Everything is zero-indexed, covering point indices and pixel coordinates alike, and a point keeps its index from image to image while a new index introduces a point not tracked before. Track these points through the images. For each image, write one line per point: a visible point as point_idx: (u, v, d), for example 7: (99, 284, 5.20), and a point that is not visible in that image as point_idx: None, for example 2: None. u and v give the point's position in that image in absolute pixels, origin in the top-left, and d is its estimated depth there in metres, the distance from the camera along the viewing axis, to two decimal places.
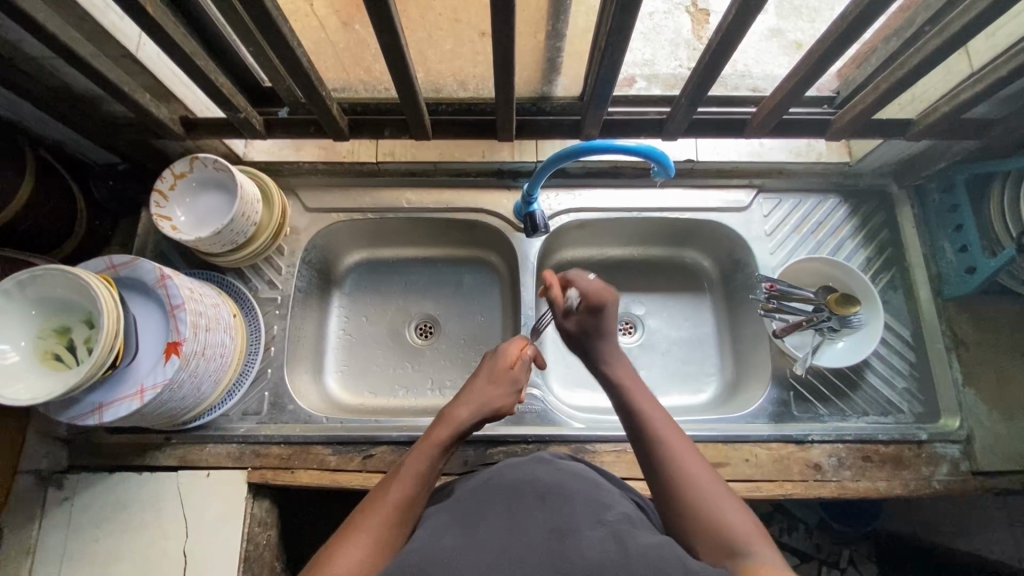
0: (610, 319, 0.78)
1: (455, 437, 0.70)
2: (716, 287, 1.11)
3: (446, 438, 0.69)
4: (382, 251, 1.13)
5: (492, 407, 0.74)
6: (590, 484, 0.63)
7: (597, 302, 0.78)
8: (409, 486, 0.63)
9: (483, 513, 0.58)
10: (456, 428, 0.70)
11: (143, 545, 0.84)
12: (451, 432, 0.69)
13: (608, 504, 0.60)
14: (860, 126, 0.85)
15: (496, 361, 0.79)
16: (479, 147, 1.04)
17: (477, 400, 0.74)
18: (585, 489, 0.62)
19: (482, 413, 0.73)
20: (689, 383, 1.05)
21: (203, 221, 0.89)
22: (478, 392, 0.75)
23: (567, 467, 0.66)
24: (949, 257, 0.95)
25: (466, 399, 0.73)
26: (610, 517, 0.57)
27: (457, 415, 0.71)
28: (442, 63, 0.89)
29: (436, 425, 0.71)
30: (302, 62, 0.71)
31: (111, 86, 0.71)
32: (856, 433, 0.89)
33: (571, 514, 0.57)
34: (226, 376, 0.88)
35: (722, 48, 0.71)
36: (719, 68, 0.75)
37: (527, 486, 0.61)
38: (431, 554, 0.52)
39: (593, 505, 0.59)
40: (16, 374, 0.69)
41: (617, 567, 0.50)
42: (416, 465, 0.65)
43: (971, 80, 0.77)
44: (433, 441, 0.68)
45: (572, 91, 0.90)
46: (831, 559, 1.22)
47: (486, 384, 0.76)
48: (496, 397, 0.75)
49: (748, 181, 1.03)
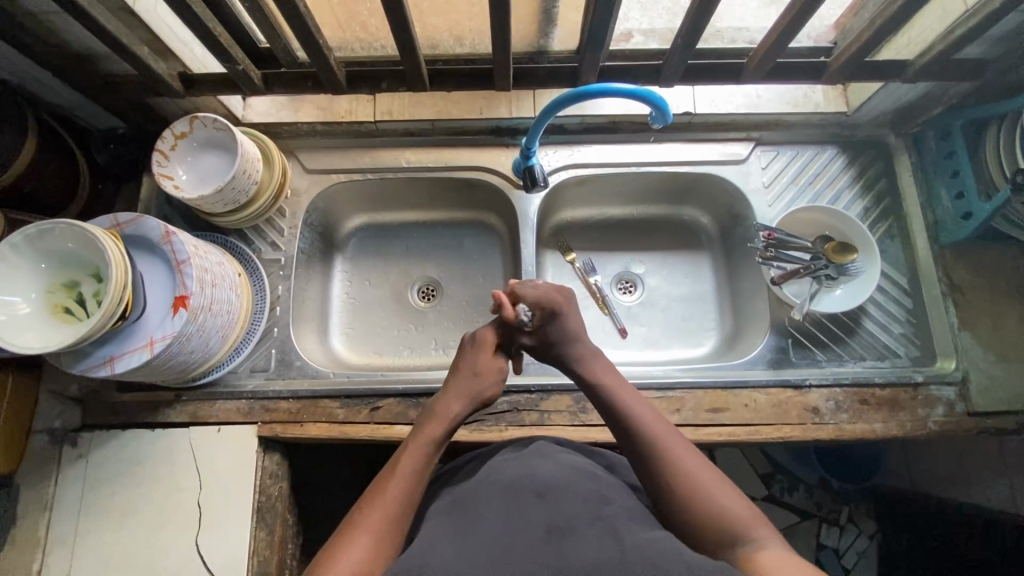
0: (569, 322, 0.83)
1: (449, 432, 0.74)
2: (714, 243, 1.12)
3: (439, 435, 0.73)
4: (383, 215, 1.13)
5: (482, 397, 0.79)
6: (589, 479, 0.67)
7: (552, 308, 0.82)
8: (406, 485, 0.67)
9: (486, 511, 0.63)
10: (447, 422, 0.75)
11: (159, 499, 0.86)
12: (444, 428, 0.74)
13: (607, 498, 0.64)
14: (857, 67, 0.85)
15: (475, 355, 0.82)
16: (477, 103, 1.02)
17: (467, 393, 0.78)
18: (584, 484, 0.66)
19: (473, 404, 0.78)
20: (689, 338, 1.07)
21: (204, 180, 0.90)
22: (468, 386, 0.79)
23: (566, 462, 0.71)
24: (945, 203, 0.95)
25: (454, 396, 0.78)
26: (608, 511, 0.62)
27: (447, 411, 0.76)
28: (438, 16, 0.91)
29: (429, 422, 0.74)
30: (298, 5, 0.71)
31: (109, 37, 0.72)
32: (853, 377, 0.91)
33: (570, 509, 0.61)
34: (233, 333, 0.90)
35: (704, 4, 0.73)
36: (701, 28, 0.78)
37: (526, 484, 0.66)
38: (431, 555, 0.56)
39: (592, 500, 0.63)
40: (28, 325, 0.70)
41: (614, 562, 0.53)
42: (412, 462, 0.69)
43: (965, 16, 0.77)
44: (428, 437, 0.72)
45: (568, 44, 0.91)
46: (831, 516, 1.24)
47: (472, 378, 0.80)
48: (485, 389, 0.79)
49: (745, 134, 1.03)
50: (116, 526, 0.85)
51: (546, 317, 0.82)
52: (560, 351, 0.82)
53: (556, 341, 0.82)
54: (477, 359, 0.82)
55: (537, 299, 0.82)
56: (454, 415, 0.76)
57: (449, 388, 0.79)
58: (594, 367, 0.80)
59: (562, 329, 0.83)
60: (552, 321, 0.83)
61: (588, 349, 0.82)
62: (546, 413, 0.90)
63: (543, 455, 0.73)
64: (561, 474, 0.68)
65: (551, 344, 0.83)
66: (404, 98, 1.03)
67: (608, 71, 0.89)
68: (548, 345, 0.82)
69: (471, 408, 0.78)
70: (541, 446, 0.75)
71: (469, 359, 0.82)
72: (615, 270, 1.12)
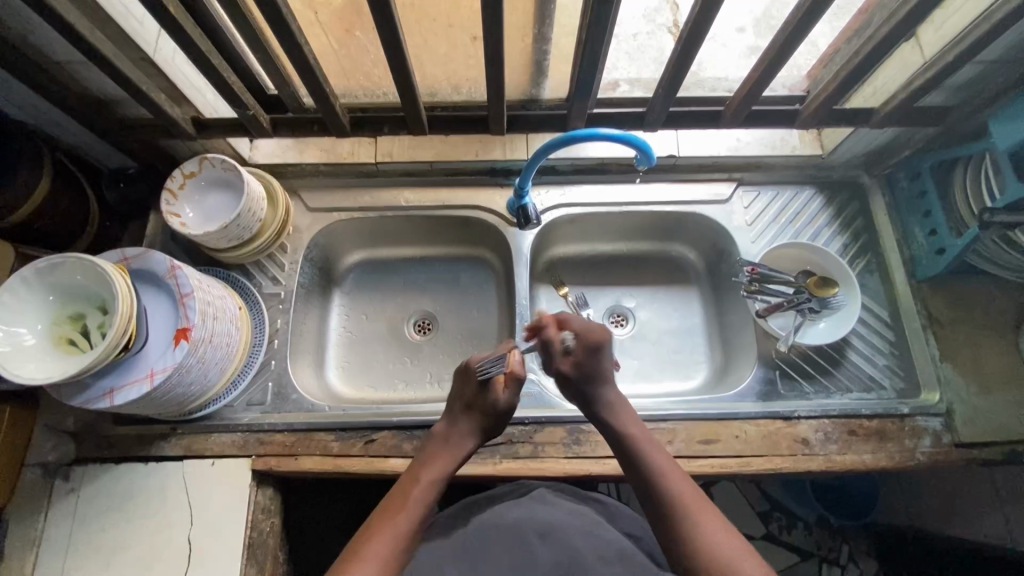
0: (606, 360, 0.86)
1: (455, 468, 0.78)
2: (703, 278, 1.16)
3: (452, 466, 0.78)
4: (382, 251, 1.17)
5: (492, 429, 0.84)
6: (590, 525, 0.70)
7: (594, 342, 0.85)
8: (417, 515, 0.71)
9: (487, 556, 0.65)
10: (458, 455, 0.79)
11: (149, 535, 0.85)
12: (455, 462, 0.78)
13: (609, 541, 0.67)
14: (826, 113, 0.92)
15: (481, 390, 0.83)
16: (473, 146, 1.09)
17: (474, 429, 0.82)
18: (586, 529, 0.69)
19: (484, 434, 0.83)
20: (680, 371, 1.08)
21: (211, 218, 0.94)
22: (479, 420, 0.82)
23: (567, 507, 0.73)
24: (920, 240, 1.00)
25: (464, 429, 0.81)
26: (611, 555, 0.65)
27: (460, 445, 0.80)
28: (437, 67, 0.95)
29: (439, 456, 0.79)
30: (307, 57, 0.77)
31: (129, 84, 0.78)
32: (840, 409, 0.93)
33: (574, 551, 0.65)
34: (232, 365, 0.92)
35: (691, 40, 0.77)
36: (691, 59, 0.80)
37: (528, 527, 0.68)
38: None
39: (594, 545, 0.66)
40: (31, 356, 0.72)
41: None
42: (424, 493, 0.73)
43: (923, 69, 0.84)
44: (437, 472, 0.77)
45: (559, 92, 0.97)
46: (831, 555, 1.23)
47: (475, 416, 0.82)
48: (496, 416, 0.83)
49: (728, 175, 1.09)
50: (105, 563, 0.84)
51: (586, 348, 0.85)
52: (588, 390, 0.85)
53: (590, 375, 0.85)
54: (486, 394, 0.83)
55: (586, 332, 0.86)
56: (465, 448, 0.80)
57: (461, 419, 0.82)
58: (619, 413, 0.83)
59: (596, 365, 0.85)
60: (592, 356, 0.85)
61: (615, 394, 0.85)
62: (540, 445, 0.91)
63: (542, 500, 0.75)
64: (563, 518, 0.71)
65: (581, 378, 0.85)
66: (404, 141, 1.09)
67: (596, 117, 0.95)
68: (582, 378, 0.85)
69: (482, 437, 0.83)
70: (542, 491, 0.77)
71: (477, 393, 0.83)
72: (606, 304, 1.15)
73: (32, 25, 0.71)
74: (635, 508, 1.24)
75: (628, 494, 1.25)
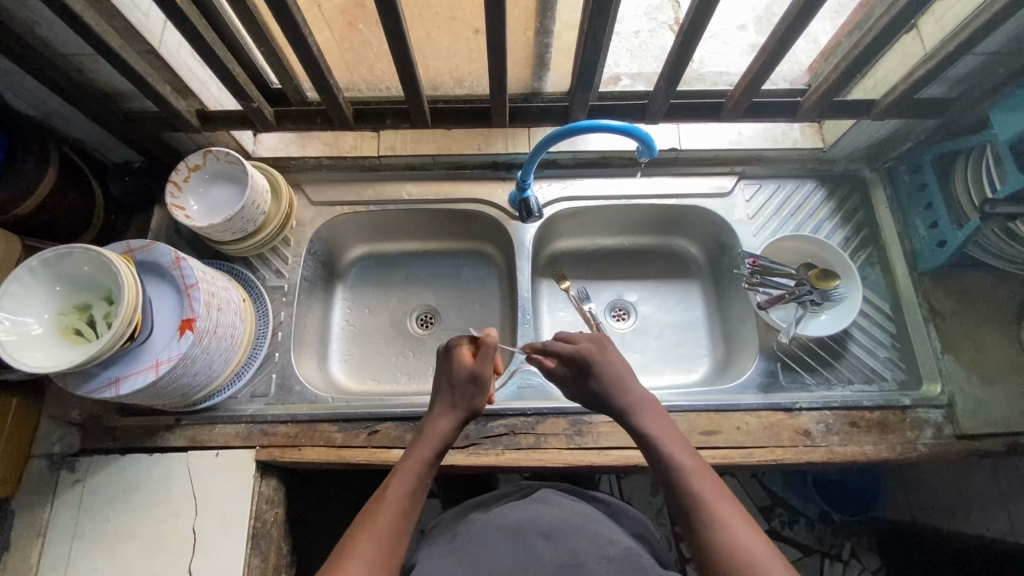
0: (605, 374, 0.79)
1: (434, 450, 0.76)
2: (704, 272, 1.16)
3: (428, 455, 0.75)
4: (384, 245, 1.18)
5: (468, 403, 0.80)
6: (592, 522, 0.71)
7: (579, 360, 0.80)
8: (398, 513, 0.69)
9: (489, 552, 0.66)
10: (435, 438, 0.77)
11: (154, 525, 0.86)
12: (431, 451, 0.75)
13: (612, 539, 0.68)
14: (826, 105, 0.92)
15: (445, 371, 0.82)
16: (476, 140, 1.09)
17: (450, 407, 0.80)
18: (588, 527, 0.70)
19: (464, 410, 0.80)
20: (681, 364, 1.09)
21: (214, 210, 0.95)
22: (449, 397, 0.80)
23: (569, 505, 0.74)
24: (921, 232, 1.00)
25: (441, 409, 0.80)
26: (614, 552, 0.65)
27: (437, 426, 0.78)
28: (439, 60, 0.96)
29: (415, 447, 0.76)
30: (312, 49, 0.77)
31: (135, 76, 0.78)
32: (842, 400, 0.93)
33: (576, 547, 0.66)
34: (236, 357, 0.92)
35: (692, 31, 0.77)
36: (692, 49, 0.80)
37: (531, 525, 0.69)
38: None
39: (597, 542, 0.67)
40: (38, 344, 0.73)
41: None
42: (403, 486, 0.71)
43: (923, 60, 0.84)
44: (413, 464, 0.74)
45: (560, 86, 0.97)
46: (833, 552, 1.23)
47: (446, 394, 0.80)
48: (466, 393, 0.80)
49: (729, 168, 1.10)
50: (111, 553, 0.85)
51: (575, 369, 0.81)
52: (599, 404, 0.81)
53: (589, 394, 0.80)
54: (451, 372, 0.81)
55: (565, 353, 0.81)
56: (446, 430, 0.78)
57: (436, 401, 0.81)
58: (647, 412, 0.76)
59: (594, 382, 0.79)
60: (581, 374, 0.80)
61: (639, 399, 0.78)
62: (543, 436, 0.91)
63: (544, 500, 0.75)
64: (565, 516, 0.71)
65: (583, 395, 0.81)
66: (405, 135, 1.10)
67: (598, 110, 0.95)
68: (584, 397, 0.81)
69: (465, 413, 0.80)
70: (546, 491, 0.77)
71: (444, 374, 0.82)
72: (608, 298, 1.15)
73: (39, 17, 0.71)
74: (636, 503, 1.25)
75: (630, 489, 1.25)
